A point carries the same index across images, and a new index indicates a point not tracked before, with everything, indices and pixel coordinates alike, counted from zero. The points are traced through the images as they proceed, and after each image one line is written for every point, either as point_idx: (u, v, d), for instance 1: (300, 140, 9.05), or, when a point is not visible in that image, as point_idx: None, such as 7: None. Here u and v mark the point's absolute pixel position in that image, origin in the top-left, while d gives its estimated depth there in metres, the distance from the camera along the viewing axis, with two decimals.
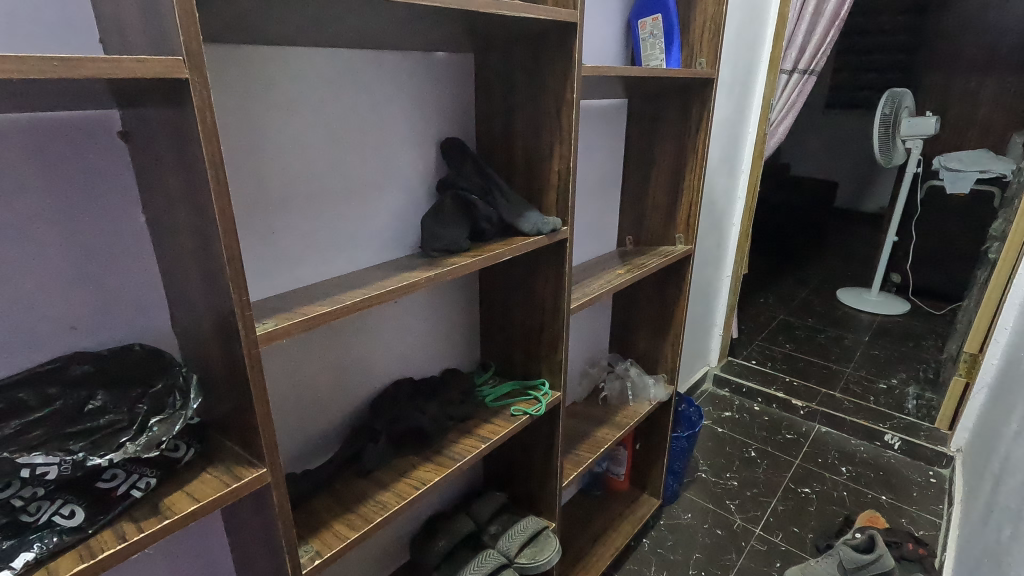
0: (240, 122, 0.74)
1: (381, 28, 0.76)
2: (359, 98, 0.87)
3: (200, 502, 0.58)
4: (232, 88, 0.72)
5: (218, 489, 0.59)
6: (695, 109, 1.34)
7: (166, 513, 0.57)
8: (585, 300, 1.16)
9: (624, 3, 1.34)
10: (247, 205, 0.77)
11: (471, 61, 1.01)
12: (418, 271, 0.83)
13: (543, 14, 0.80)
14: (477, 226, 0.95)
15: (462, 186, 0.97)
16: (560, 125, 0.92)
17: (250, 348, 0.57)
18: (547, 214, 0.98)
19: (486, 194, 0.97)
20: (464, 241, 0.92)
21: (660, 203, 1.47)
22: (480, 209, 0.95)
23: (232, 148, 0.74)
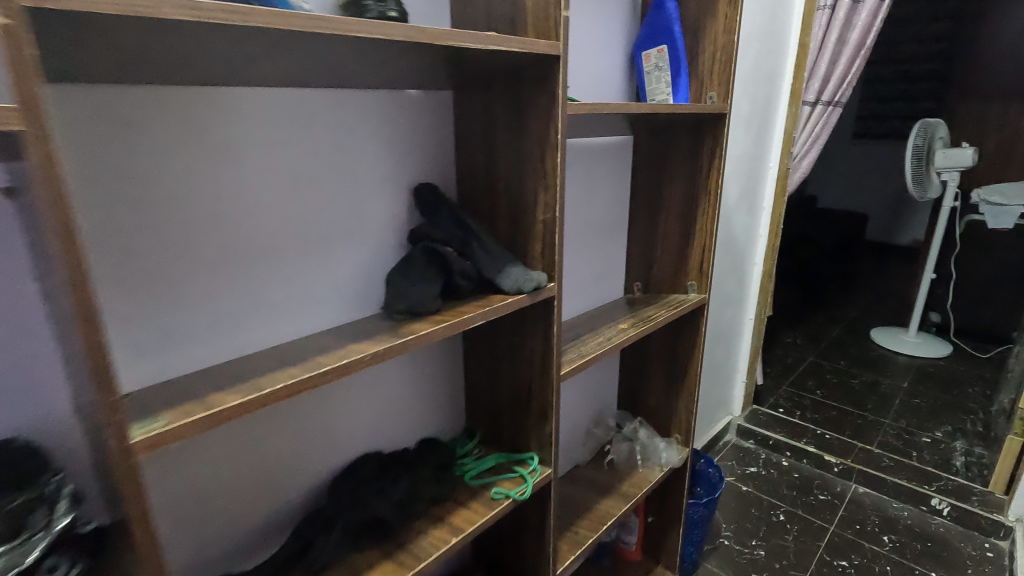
0: (162, 175, 0.63)
1: (331, 66, 0.66)
2: (314, 142, 0.76)
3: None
4: (149, 136, 0.62)
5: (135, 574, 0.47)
6: (706, 146, 1.21)
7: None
8: (584, 361, 1.01)
9: (625, 36, 1.24)
10: (172, 269, 0.66)
11: (449, 99, 0.91)
12: (372, 342, 0.71)
13: (518, 46, 0.69)
14: (452, 283, 0.83)
15: (438, 239, 0.86)
16: (546, 168, 0.81)
17: (125, 459, 0.46)
18: (532, 269, 0.86)
19: (465, 246, 0.86)
20: (435, 300, 0.79)
21: (670, 247, 1.34)
22: (457, 265, 0.83)
23: (151, 205, 0.63)
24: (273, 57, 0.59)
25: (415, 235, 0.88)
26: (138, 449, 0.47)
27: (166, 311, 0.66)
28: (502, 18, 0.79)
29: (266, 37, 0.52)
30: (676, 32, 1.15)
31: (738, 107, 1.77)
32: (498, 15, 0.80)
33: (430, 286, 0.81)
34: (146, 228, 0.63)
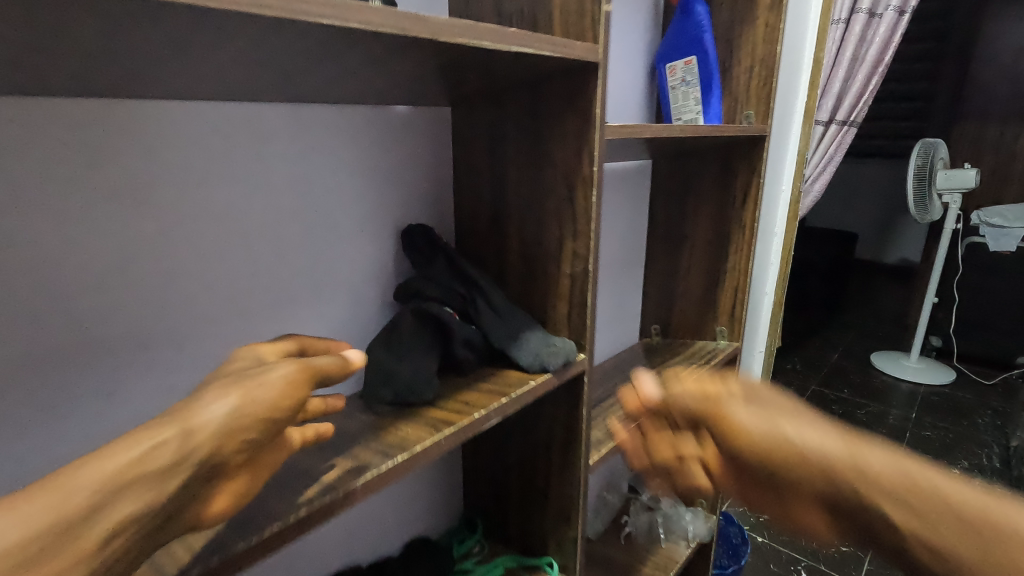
0: (38, 225, 0.45)
1: (287, 73, 0.47)
2: (266, 177, 0.58)
3: (250, 422, 0.36)
4: (14, 174, 0.43)
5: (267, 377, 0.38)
6: (740, 172, 1.05)
7: (201, 454, 0.33)
8: (616, 441, 0.82)
9: (645, 46, 1.08)
10: (55, 359, 0.48)
11: (446, 117, 0.72)
12: (345, 457, 0.50)
13: (547, 48, 0.50)
14: (456, 356, 0.64)
15: (435, 297, 0.66)
16: (575, 208, 0.62)
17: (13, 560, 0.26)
18: (554, 334, 0.68)
19: (471, 305, 0.67)
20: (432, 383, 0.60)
21: (694, 286, 1.17)
22: (462, 333, 0.64)
23: (19, 272, 0.44)
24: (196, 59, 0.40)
25: (405, 289, 0.68)
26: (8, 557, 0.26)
27: (46, 418, 0.48)
28: (518, 15, 0.61)
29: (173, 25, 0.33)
30: (709, 42, 0.98)
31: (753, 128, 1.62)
32: (512, 12, 0.62)
33: (426, 364, 0.61)
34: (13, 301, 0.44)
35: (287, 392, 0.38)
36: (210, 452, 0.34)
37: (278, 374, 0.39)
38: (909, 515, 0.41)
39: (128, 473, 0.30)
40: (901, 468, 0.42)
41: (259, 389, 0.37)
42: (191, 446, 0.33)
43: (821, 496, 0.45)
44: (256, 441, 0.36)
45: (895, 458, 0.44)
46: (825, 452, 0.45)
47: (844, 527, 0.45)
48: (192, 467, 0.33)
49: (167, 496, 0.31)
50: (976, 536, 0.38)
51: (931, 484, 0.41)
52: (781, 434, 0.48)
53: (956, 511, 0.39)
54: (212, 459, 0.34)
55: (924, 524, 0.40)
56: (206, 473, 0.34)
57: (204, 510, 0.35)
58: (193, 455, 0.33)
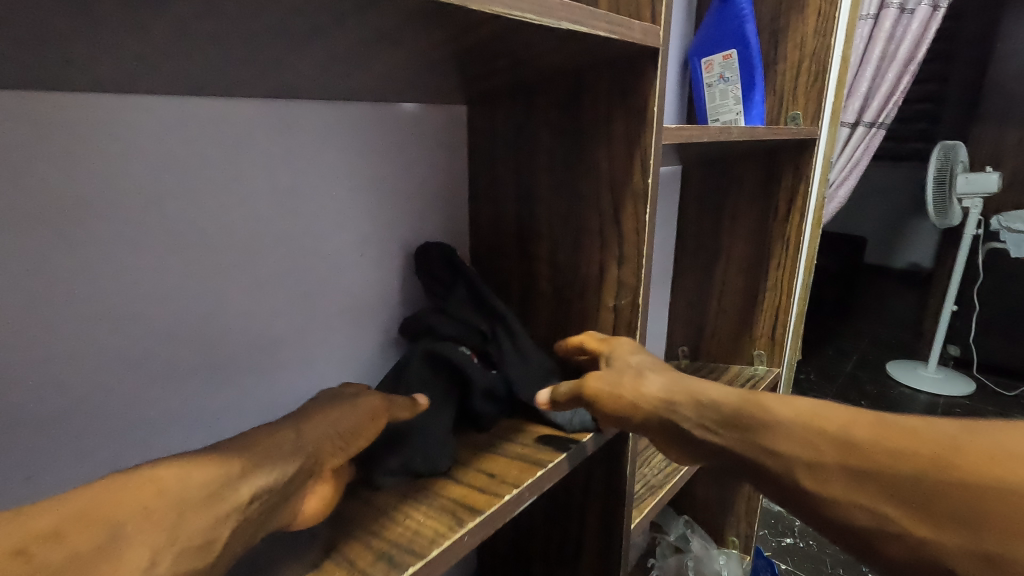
0: None
1: (268, 59, 0.36)
2: (241, 192, 0.47)
3: (343, 435, 0.41)
4: None
5: (359, 404, 0.44)
6: (785, 180, 0.93)
7: (310, 450, 0.39)
8: (658, 498, 0.72)
9: (677, 40, 0.97)
10: None
11: (461, 119, 0.61)
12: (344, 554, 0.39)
13: (602, 27, 0.38)
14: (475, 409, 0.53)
15: (450, 335, 0.55)
16: (621, 229, 0.51)
17: (185, 494, 0.31)
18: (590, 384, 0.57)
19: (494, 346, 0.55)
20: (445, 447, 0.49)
21: (728, 305, 1.06)
22: (483, 382, 0.53)
23: None
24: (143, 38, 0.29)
25: (415, 322, 0.57)
26: (184, 496, 0.31)
27: None
28: None
29: None
30: (751, 33, 0.86)
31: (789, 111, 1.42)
32: None
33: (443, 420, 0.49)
34: None
35: (373, 417, 0.44)
36: (315, 450, 0.39)
37: (367, 403, 0.44)
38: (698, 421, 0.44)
39: (269, 450, 0.36)
40: (689, 387, 0.46)
41: (348, 412, 0.43)
42: (305, 442, 0.39)
43: (643, 428, 0.47)
44: (348, 450, 0.41)
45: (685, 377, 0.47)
46: (634, 391, 0.47)
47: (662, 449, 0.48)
48: (304, 458, 0.38)
49: (287, 477, 0.36)
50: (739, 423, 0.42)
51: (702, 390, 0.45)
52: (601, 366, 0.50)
53: (723, 408, 0.43)
54: (316, 456, 0.39)
55: (709, 431, 0.44)
56: (310, 469, 0.38)
57: (300, 509, 0.38)
58: (307, 449, 0.38)
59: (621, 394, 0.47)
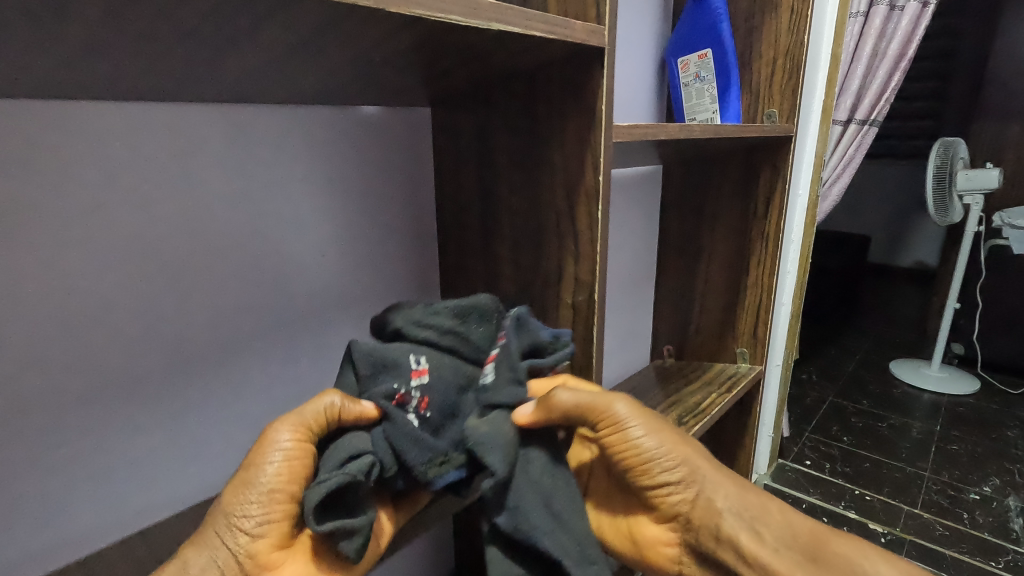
0: None
1: (202, 63, 0.37)
2: (196, 196, 0.47)
3: (267, 502, 0.39)
4: None
5: (261, 453, 0.39)
6: (763, 178, 0.93)
7: (227, 553, 0.39)
8: None
9: (655, 40, 0.98)
10: None
11: (426, 119, 0.62)
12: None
13: (537, 26, 0.39)
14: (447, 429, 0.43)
15: (383, 355, 0.43)
16: (577, 227, 0.52)
17: None
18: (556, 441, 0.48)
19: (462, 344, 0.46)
20: (334, 471, 0.38)
21: (712, 304, 1.06)
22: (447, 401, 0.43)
23: None
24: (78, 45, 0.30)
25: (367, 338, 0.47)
26: None
27: None
28: None
29: None
30: (725, 33, 0.87)
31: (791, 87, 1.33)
32: None
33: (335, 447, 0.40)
34: None
35: (289, 466, 0.39)
36: (232, 545, 0.39)
37: (273, 450, 0.39)
38: (741, 533, 0.51)
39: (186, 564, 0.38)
40: (755, 499, 0.54)
41: (244, 477, 0.39)
42: (221, 542, 0.39)
43: (697, 512, 0.53)
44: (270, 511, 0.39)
45: (736, 485, 0.54)
46: (717, 487, 0.53)
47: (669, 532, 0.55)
48: (222, 566, 0.38)
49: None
50: (799, 555, 0.51)
51: (779, 519, 0.53)
52: (675, 447, 0.52)
53: (794, 543, 0.51)
54: (239, 551, 0.39)
55: (771, 552, 0.51)
56: (243, 565, 0.39)
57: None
58: (222, 550, 0.39)
59: (696, 475, 0.53)
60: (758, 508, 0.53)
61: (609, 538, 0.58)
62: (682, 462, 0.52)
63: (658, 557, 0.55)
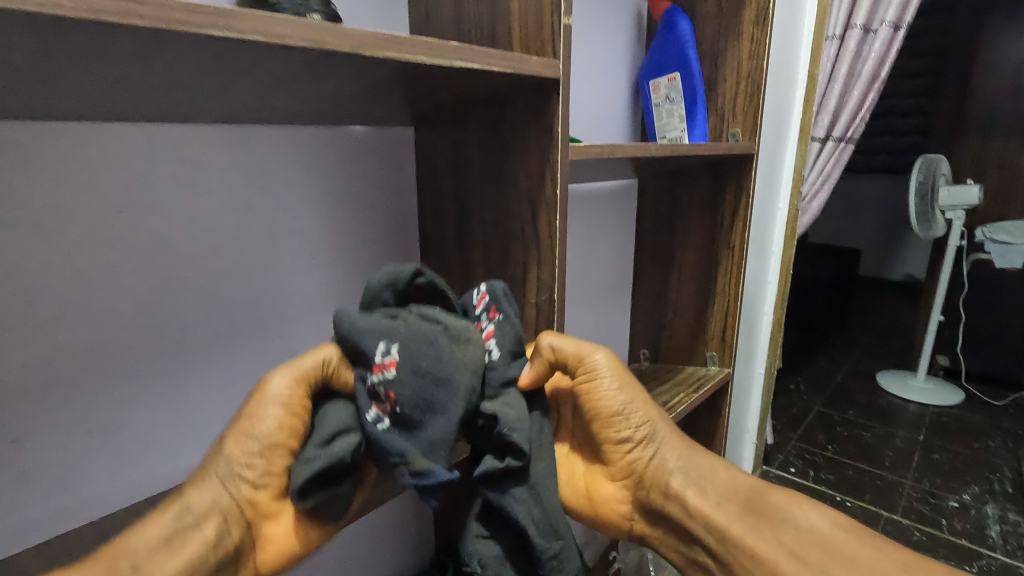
0: None
1: (213, 94, 0.43)
2: (203, 204, 0.54)
3: (268, 454, 0.43)
4: None
5: (260, 407, 0.42)
6: (729, 192, 0.99)
7: (230, 497, 0.42)
8: None
9: (630, 63, 1.06)
10: None
11: (409, 136, 0.69)
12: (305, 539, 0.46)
13: (494, 61, 0.46)
14: (421, 429, 0.44)
15: (364, 334, 0.45)
16: (538, 233, 0.58)
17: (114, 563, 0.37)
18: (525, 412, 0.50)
19: (444, 339, 0.46)
20: (318, 450, 0.42)
21: (684, 310, 1.12)
22: (414, 398, 0.44)
23: None
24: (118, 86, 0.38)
25: (370, 291, 0.48)
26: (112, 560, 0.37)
27: None
28: (478, 31, 0.58)
29: (42, 36, 0.29)
30: (691, 57, 0.94)
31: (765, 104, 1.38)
32: (471, 26, 0.59)
33: (324, 413, 0.45)
34: None
35: (289, 422, 0.43)
36: (233, 489, 0.42)
37: (272, 406, 0.43)
38: (687, 489, 0.55)
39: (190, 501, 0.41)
40: (708, 459, 0.57)
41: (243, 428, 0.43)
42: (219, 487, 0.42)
43: (653, 464, 0.57)
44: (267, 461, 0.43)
45: (691, 448, 0.58)
46: (670, 442, 0.57)
47: (622, 489, 0.58)
48: (223, 509, 0.42)
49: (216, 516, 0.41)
50: (741, 505, 0.54)
51: (728, 476, 0.56)
52: (643, 406, 0.57)
53: (739, 494, 0.55)
54: (240, 497, 0.42)
55: (715, 504, 0.54)
56: (244, 510, 0.42)
57: (258, 552, 0.43)
58: (224, 495, 0.42)
59: (655, 431, 0.57)
60: (705, 469, 0.57)
61: (567, 494, 0.61)
62: (646, 420, 0.56)
63: (610, 513, 0.59)
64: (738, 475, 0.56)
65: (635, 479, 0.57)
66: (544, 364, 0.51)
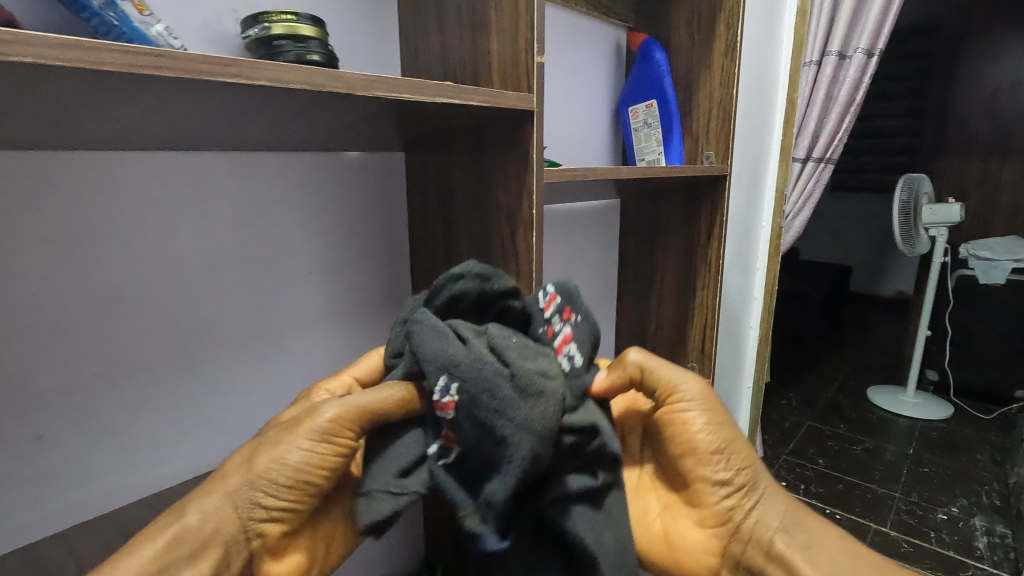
0: None
1: (225, 127, 0.49)
2: (214, 222, 0.59)
3: (290, 488, 0.44)
4: None
5: (293, 439, 0.44)
6: (704, 211, 1.05)
7: (237, 529, 0.43)
8: None
9: (610, 90, 1.12)
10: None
11: (401, 161, 0.75)
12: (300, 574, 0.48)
13: (474, 97, 0.51)
14: (485, 483, 0.44)
15: (428, 362, 0.43)
16: (518, 249, 0.63)
17: None
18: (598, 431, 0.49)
19: (512, 390, 0.43)
20: (402, 483, 0.47)
21: (666, 323, 1.17)
22: (477, 450, 0.44)
23: None
24: (146, 122, 0.43)
25: (460, 280, 0.50)
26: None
27: None
28: (462, 66, 0.64)
29: (91, 86, 0.34)
30: (667, 86, 1.01)
31: (743, 127, 1.42)
32: (457, 63, 0.65)
33: (396, 444, 0.48)
34: None
35: (321, 460, 0.45)
36: (244, 521, 0.43)
37: (304, 439, 0.44)
38: (794, 551, 0.53)
39: (204, 527, 0.42)
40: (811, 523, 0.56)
41: (266, 460, 0.44)
42: (235, 513, 0.43)
43: (756, 517, 0.55)
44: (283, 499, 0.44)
45: (794, 507, 0.57)
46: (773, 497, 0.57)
47: (711, 539, 0.56)
48: (227, 542, 0.43)
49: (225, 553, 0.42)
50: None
51: (838, 543, 0.55)
52: (741, 451, 0.56)
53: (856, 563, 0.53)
54: (249, 530, 0.44)
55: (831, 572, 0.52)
56: (250, 542, 0.44)
57: None
58: (235, 526, 0.43)
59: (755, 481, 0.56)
60: (813, 533, 0.55)
61: (643, 538, 0.60)
62: (746, 465, 0.56)
63: (693, 563, 0.57)
64: (846, 542, 0.55)
65: (727, 528, 0.55)
66: (624, 375, 0.53)
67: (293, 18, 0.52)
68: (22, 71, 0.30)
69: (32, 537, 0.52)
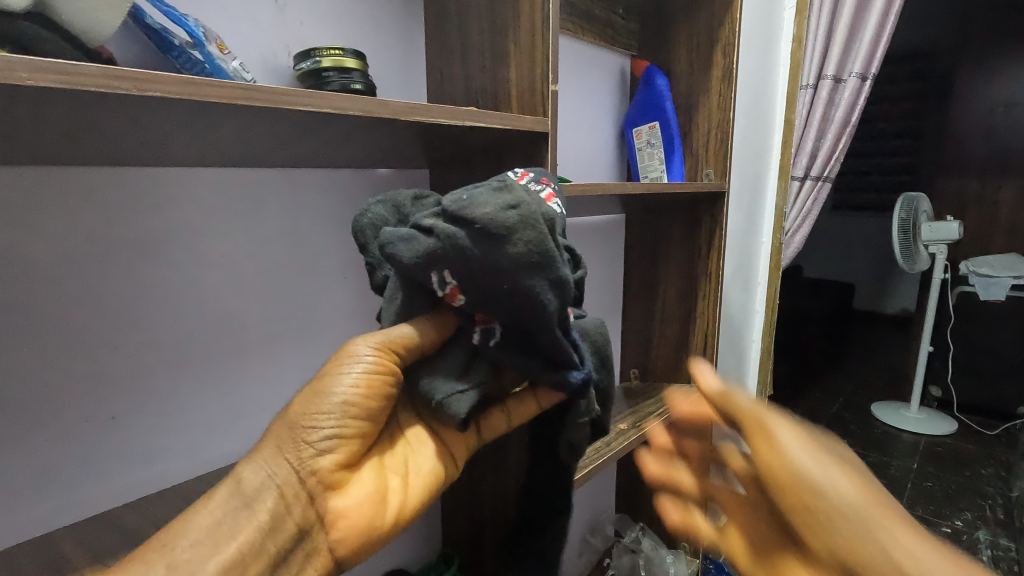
0: (78, 273, 0.54)
1: (283, 147, 0.56)
2: (265, 229, 0.66)
3: (337, 420, 0.47)
4: (65, 231, 0.53)
5: (335, 370, 0.47)
6: (704, 225, 1.11)
7: (289, 471, 0.46)
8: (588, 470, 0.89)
9: (615, 112, 1.20)
10: (80, 387, 0.55)
11: (425, 178, 0.82)
12: (373, 512, 0.50)
13: (499, 121, 0.59)
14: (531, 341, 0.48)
15: (412, 265, 0.45)
16: None
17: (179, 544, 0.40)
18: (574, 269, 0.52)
19: (483, 243, 0.43)
20: (453, 384, 0.49)
21: (670, 331, 1.23)
22: (499, 314, 0.46)
23: (66, 312, 0.54)
24: (220, 143, 0.50)
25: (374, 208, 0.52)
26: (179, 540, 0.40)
27: (72, 445, 0.55)
28: (483, 92, 0.72)
29: (192, 113, 0.41)
30: (668, 109, 1.10)
31: (739, 146, 1.48)
32: (480, 91, 0.72)
33: (437, 365, 0.49)
34: (56, 338, 0.53)
35: (363, 383, 0.47)
36: (295, 462, 0.46)
37: (348, 366, 0.47)
38: None
39: (260, 475, 0.45)
40: None
41: (305, 401, 0.47)
42: (285, 459, 0.46)
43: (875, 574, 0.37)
44: (329, 434, 0.47)
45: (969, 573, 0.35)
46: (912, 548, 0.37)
47: None
48: (281, 485, 0.45)
49: (282, 493, 0.45)
50: None
51: None
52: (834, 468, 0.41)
53: None
54: (302, 469, 0.46)
55: None
56: (308, 482, 0.46)
57: (328, 528, 0.47)
58: (286, 470, 0.46)
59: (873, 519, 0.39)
60: None
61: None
62: (847, 497, 0.40)
63: None
64: None
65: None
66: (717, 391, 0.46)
67: (340, 53, 0.60)
68: (147, 102, 0.37)
69: (104, 506, 0.58)
